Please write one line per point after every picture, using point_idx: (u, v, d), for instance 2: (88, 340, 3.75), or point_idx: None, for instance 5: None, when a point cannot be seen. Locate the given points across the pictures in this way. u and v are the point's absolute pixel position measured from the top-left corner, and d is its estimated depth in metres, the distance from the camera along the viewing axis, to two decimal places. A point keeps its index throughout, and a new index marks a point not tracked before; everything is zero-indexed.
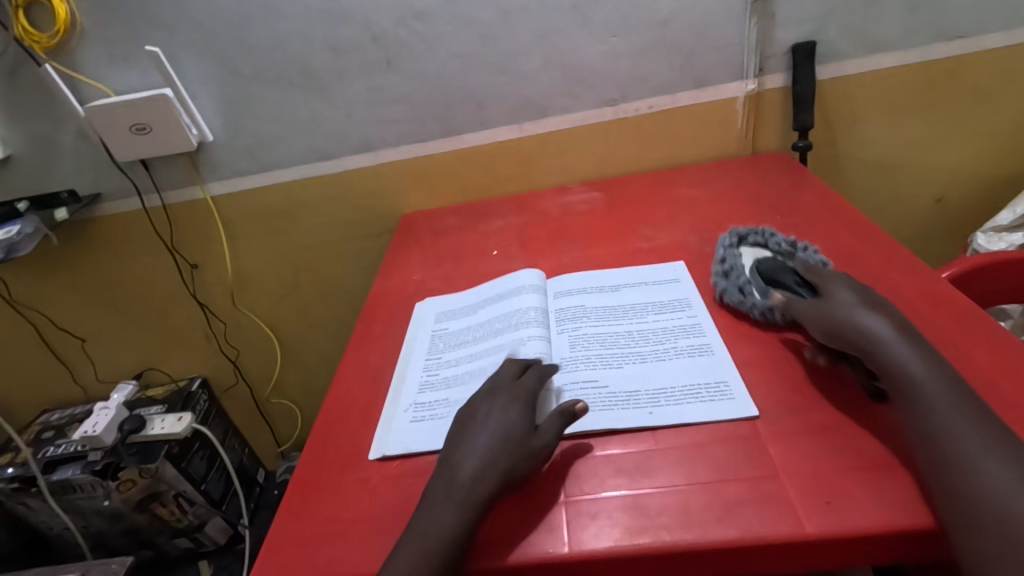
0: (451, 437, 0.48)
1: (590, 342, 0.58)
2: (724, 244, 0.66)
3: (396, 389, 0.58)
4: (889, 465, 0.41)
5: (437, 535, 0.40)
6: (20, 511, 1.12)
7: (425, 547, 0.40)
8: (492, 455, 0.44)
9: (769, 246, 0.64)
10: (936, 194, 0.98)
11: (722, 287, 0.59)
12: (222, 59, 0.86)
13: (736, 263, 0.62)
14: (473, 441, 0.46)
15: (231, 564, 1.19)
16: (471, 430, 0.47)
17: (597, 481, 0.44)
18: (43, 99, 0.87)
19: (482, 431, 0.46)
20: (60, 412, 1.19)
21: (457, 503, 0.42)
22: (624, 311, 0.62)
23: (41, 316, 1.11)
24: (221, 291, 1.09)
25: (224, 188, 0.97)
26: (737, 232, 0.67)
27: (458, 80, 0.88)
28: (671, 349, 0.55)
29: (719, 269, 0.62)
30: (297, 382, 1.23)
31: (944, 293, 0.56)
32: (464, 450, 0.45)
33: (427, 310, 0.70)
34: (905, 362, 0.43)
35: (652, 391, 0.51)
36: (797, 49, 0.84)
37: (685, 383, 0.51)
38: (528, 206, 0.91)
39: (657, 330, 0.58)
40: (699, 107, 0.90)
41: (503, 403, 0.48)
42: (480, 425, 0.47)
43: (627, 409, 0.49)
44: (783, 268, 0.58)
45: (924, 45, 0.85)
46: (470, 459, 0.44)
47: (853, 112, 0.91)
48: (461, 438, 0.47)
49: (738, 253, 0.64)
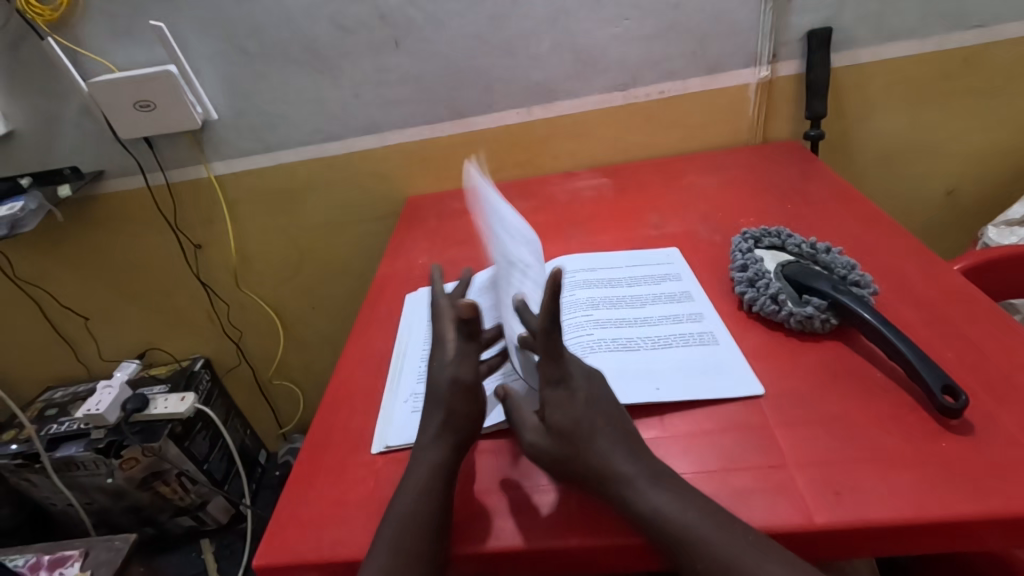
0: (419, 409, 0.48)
1: (584, 325, 0.58)
2: (740, 248, 0.63)
3: (395, 381, 0.57)
4: (899, 457, 0.41)
5: (420, 494, 0.41)
6: (23, 486, 1.13)
7: (411, 507, 0.41)
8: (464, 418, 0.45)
9: (787, 248, 0.61)
10: (947, 186, 0.97)
11: (751, 297, 0.56)
12: (227, 36, 0.84)
13: (761, 270, 0.58)
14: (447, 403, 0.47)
15: (232, 543, 1.20)
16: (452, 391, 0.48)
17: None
18: (45, 72, 0.86)
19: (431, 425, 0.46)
20: (64, 390, 1.19)
21: (434, 463, 0.43)
22: (621, 281, 0.64)
23: (44, 293, 1.10)
24: (224, 272, 1.09)
25: (228, 168, 0.96)
26: (752, 235, 0.64)
27: (467, 62, 0.87)
28: (656, 315, 0.58)
29: (744, 277, 0.58)
30: (299, 363, 1.23)
31: (956, 285, 0.55)
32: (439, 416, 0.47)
33: (419, 299, 0.69)
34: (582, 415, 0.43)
35: (621, 341, 0.55)
36: (813, 35, 0.82)
37: (659, 338, 0.55)
38: (535, 191, 0.90)
39: (646, 297, 0.60)
40: (710, 93, 0.88)
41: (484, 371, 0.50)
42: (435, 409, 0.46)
43: (600, 354, 0.54)
44: (814, 274, 0.55)
45: (942, 34, 0.83)
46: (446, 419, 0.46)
47: (865, 102, 0.89)
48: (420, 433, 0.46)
49: (758, 258, 0.61)
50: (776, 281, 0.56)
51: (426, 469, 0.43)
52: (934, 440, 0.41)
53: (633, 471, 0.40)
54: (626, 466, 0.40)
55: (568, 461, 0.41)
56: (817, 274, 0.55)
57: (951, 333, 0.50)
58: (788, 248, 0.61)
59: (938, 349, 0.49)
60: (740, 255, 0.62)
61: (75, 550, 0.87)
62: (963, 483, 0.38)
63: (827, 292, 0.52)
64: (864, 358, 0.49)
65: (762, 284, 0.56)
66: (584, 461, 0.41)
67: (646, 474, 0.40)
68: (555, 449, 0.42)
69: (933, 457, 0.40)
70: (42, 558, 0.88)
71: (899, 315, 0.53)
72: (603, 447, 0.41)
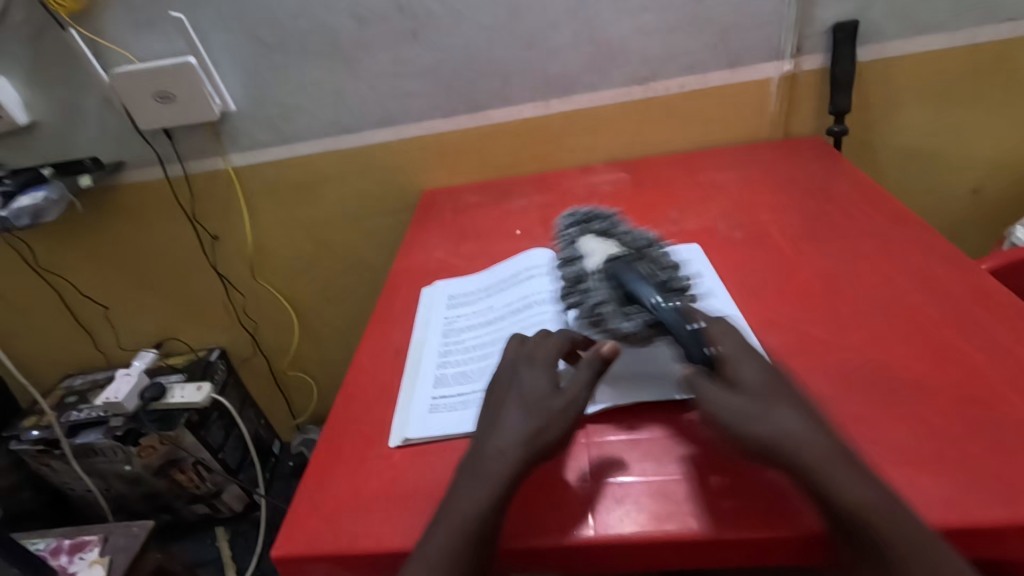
0: (487, 404, 0.48)
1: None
2: (564, 225, 0.63)
3: (410, 377, 0.57)
4: (924, 461, 0.40)
5: (474, 508, 0.40)
6: (44, 472, 1.15)
7: (464, 518, 0.40)
8: (533, 415, 0.44)
9: (623, 241, 0.58)
10: (973, 184, 0.95)
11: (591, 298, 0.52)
12: (246, 27, 0.84)
13: (582, 271, 0.55)
14: (508, 403, 0.45)
15: (247, 531, 1.21)
16: (527, 394, 0.46)
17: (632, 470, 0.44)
18: (67, 63, 0.87)
19: (511, 405, 0.45)
20: (83, 377, 1.21)
21: (510, 458, 0.42)
22: None
23: (64, 282, 1.12)
24: (241, 263, 1.09)
25: (247, 160, 0.97)
26: (582, 218, 0.63)
27: (484, 54, 0.86)
28: None
29: (570, 277, 0.56)
30: (314, 355, 1.23)
31: (987, 285, 0.53)
32: (501, 416, 0.45)
33: (435, 293, 0.69)
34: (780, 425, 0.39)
35: None
36: (838, 29, 0.81)
37: None
38: (551, 185, 0.90)
39: None
40: (731, 87, 0.87)
41: (523, 368, 0.48)
42: (505, 402, 0.46)
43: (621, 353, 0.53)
44: (631, 269, 0.52)
45: (971, 28, 0.81)
46: (514, 419, 0.44)
47: (891, 97, 0.87)
48: (493, 416, 0.46)
49: (586, 250, 0.57)
50: (595, 277, 0.54)
51: (493, 472, 0.42)
52: (963, 445, 0.41)
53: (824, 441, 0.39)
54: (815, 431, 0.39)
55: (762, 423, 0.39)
56: (637, 274, 0.51)
57: (982, 333, 0.49)
58: (620, 241, 0.58)
59: (968, 352, 0.47)
60: (565, 245, 0.60)
61: (95, 536, 0.88)
62: (990, 490, 0.38)
63: (647, 298, 0.49)
64: (891, 359, 0.48)
65: (581, 288, 0.54)
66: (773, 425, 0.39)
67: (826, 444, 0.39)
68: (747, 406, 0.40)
69: (964, 464, 0.39)
70: (63, 542, 0.89)
71: (926, 315, 0.52)
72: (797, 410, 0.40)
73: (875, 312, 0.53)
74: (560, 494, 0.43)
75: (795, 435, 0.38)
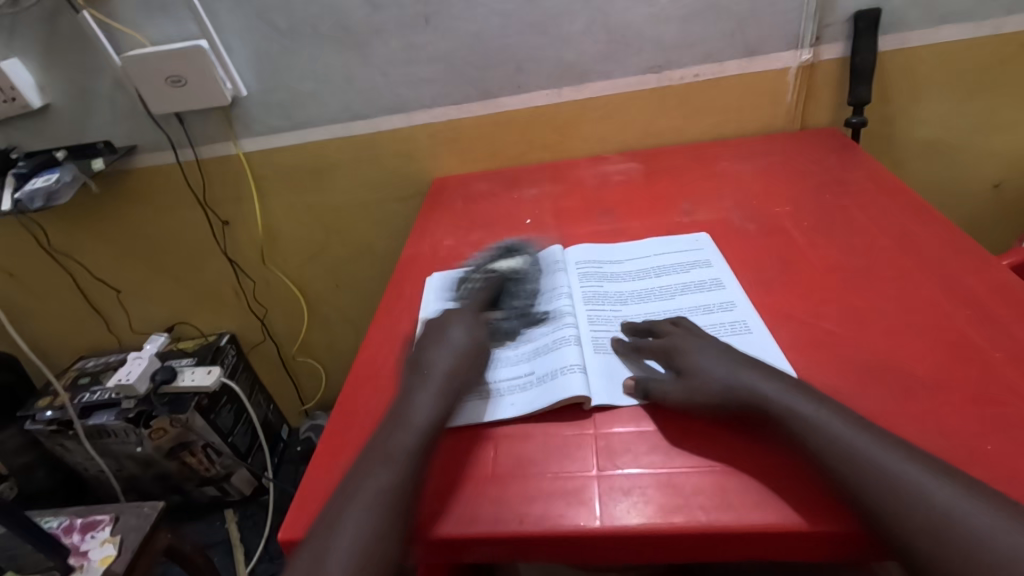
0: (423, 340, 0.53)
1: (609, 319, 0.57)
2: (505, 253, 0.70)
3: None
4: (937, 459, 0.40)
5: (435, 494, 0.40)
6: (57, 452, 1.17)
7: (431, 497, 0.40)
8: (461, 350, 0.51)
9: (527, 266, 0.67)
10: (994, 179, 0.93)
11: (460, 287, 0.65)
12: (257, 11, 0.84)
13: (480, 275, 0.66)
14: (446, 334, 0.52)
15: (255, 514, 1.23)
16: (444, 333, 0.52)
17: (619, 460, 0.44)
18: (80, 45, 0.87)
19: (449, 339, 0.52)
20: (95, 359, 1.22)
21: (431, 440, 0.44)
22: (649, 271, 0.63)
23: (77, 265, 1.13)
24: (251, 249, 1.10)
25: (257, 146, 0.97)
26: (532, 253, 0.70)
27: (497, 40, 0.85)
28: (689, 306, 0.57)
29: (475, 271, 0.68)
30: (323, 341, 1.24)
31: (1009, 281, 0.52)
32: (436, 347, 0.51)
33: (440, 282, 0.68)
34: (774, 391, 0.42)
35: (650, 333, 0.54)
36: (860, 17, 0.79)
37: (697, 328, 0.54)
38: (562, 174, 0.89)
39: (678, 288, 0.59)
40: (747, 77, 0.85)
41: (452, 317, 0.54)
42: (438, 339, 0.52)
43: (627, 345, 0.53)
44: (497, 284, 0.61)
45: (998, 18, 0.79)
46: (446, 345, 0.51)
47: (912, 88, 0.85)
48: (432, 343, 0.52)
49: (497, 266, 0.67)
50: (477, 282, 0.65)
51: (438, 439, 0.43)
52: (979, 443, 0.40)
53: (839, 439, 0.38)
54: (829, 430, 0.39)
55: (728, 390, 0.43)
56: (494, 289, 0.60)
57: (1000, 329, 0.48)
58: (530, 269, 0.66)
59: (987, 349, 0.46)
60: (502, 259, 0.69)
61: (106, 515, 0.90)
62: (1003, 488, 0.37)
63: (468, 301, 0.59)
64: (907, 355, 0.47)
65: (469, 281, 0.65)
66: (751, 389, 0.43)
67: (837, 437, 0.39)
68: (693, 390, 0.45)
69: (978, 462, 0.39)
70: (75, 521, 0.90)
71: (943, 311, 0.51)
72: (804, 410, 0.40)
73: (892, 307, 0.52)
74: (559, 482, 0.43)
75: (779, 402, 0.41)
